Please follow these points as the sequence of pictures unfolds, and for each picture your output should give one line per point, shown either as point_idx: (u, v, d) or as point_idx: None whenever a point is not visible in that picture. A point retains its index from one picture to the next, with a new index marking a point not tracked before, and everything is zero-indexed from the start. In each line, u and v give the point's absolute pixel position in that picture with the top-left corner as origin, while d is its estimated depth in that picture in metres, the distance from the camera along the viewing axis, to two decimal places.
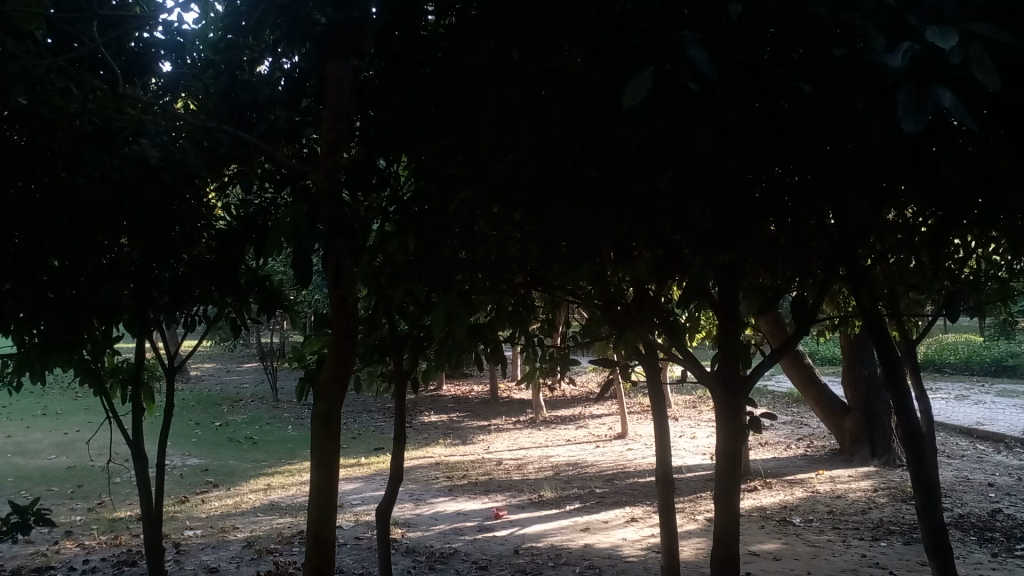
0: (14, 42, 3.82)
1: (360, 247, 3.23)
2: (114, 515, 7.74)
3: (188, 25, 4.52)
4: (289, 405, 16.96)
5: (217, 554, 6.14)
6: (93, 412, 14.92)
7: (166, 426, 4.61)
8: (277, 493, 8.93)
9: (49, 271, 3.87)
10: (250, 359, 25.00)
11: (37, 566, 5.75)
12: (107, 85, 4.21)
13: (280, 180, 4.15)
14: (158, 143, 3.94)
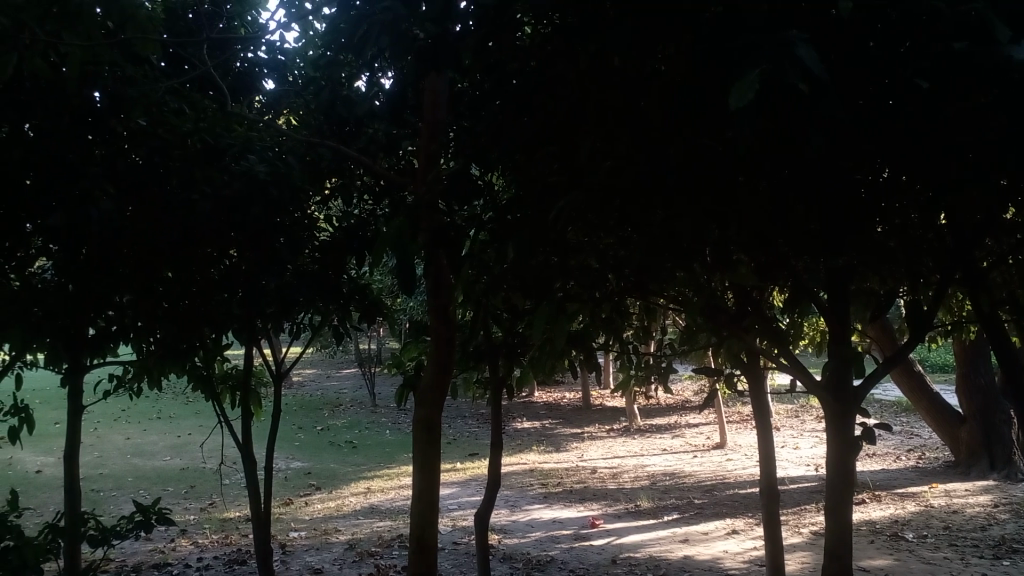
0: (131, 67, 4.07)
1: (458, 256, 3.28)
2: (224, 515, 8.09)
3: (290, 43, 4.68)
4: (387, 410, 17.36)
5: (321, 555, 6.33)
6: (203, 416, 15.66)
7: (273, 430, 4.77)
8: (376, 497, 9.14)
9: (163, 282, 4.07)
10: (349, 366, 25.75)
11: (156, 562, 6.07)
12: (215, 105, 4.41)
13: (378, 192, 4.39)
14: (265, 159, 4.11)
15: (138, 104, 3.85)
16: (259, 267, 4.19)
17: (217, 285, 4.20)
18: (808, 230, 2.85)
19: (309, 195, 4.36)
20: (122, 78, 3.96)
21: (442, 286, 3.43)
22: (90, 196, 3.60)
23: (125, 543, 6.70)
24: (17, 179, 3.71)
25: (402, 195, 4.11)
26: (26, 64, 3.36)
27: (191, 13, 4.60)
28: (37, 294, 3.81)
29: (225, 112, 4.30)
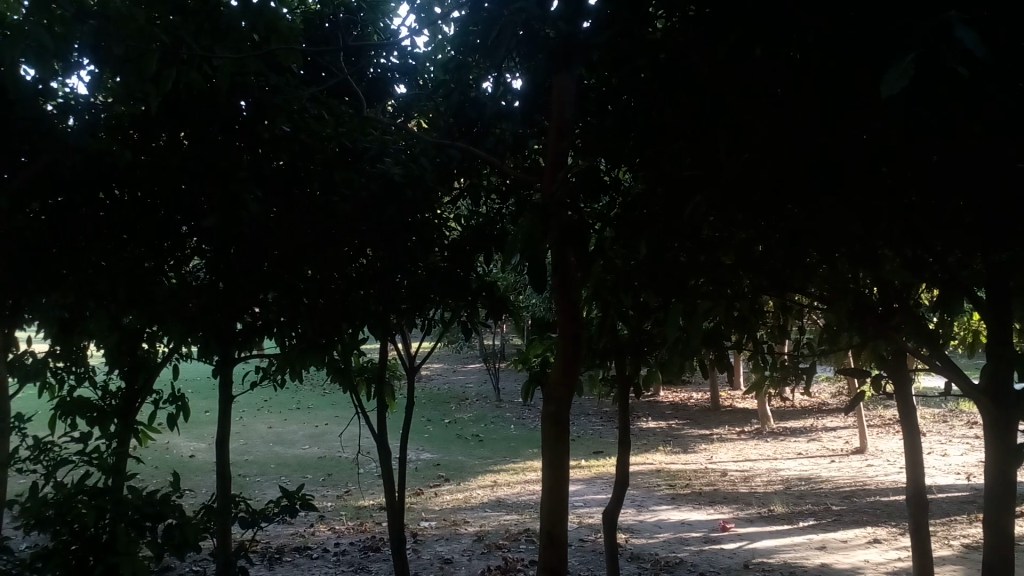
0: (275, 75, 4.32)
1: (587, 254, 3.27)
2: (359, 503, 8.43)
3: (419, 48, 4.82)
4: (512, 406, 17.57)
5: (451, 546, 6.49)
6: (339, 407, 16.37)
7: (407, 423, 4.92)
8: (503, 491, 9.28)
9: (305, 279, 4.28)
10: (474, 361, 26.26)
11: (297, 546, 6.40)
12: (352, 109, 4.62)
13: (505, 191, 4.46)
14: (399, 161, 4.26)
15: (281, 111, 4.08)
16: (393, 265, 4.35)
17: (354, 282, 4.38)
18: (964, 223, 2.67)
19: (439, 194, 4.49)
20: (267, 87, 4.21)
21: (570, 283, 3.43)
22: (241, 199, 3.83)
23: (270, 526, 7.10)
24: (175, 185, 4.02)
25: (530, 194, 4.15)
26: (184, 77, 3.64)
27: (327, 23, 4.82)
28: (193, 291, 4.10)
29: (361, 117, 4.49)
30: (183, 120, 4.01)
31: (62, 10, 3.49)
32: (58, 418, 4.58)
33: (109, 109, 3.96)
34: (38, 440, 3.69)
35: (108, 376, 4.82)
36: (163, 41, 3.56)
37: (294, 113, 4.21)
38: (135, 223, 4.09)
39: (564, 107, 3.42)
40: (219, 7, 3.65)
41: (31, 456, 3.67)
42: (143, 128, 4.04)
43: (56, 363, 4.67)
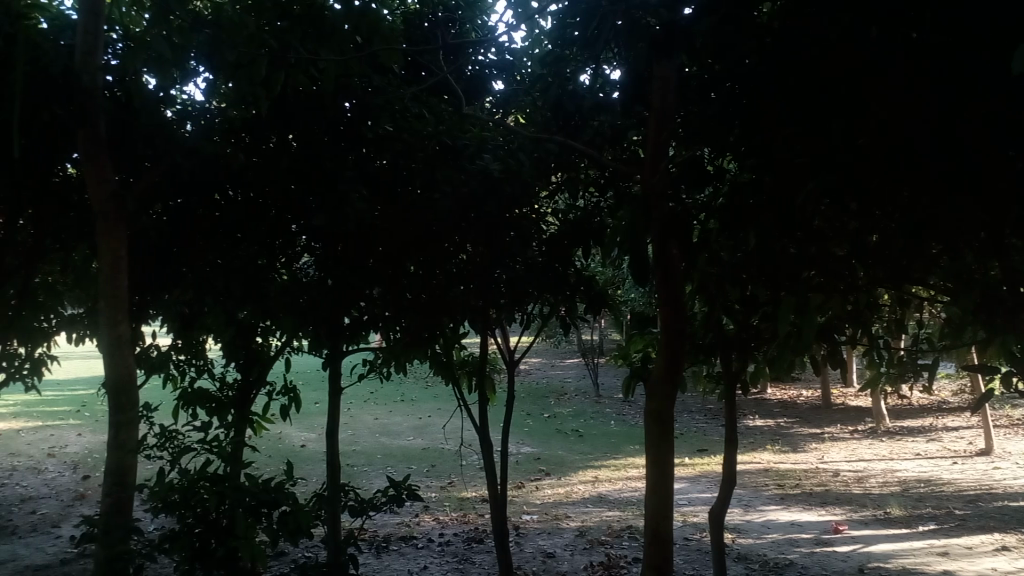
0: (378, 77, 4.43)
1: (690, 247, 3.21)
2: (462, 495, 8.57)
3: (517, 43, 4.84)
4: (613, 401, 17.45)
5: (553, 540, 6.51)
6: (441, 401, 16.66)
7: (508, 418, 4.95)
8: (604, 486, 9.24)
9: (408, 275, 4.35)
10: (573, 356, 26.20)
11: (404, 535, 6.56)
12: (452, 107, 4.69)
13: (604, 183, 4.41)
14: (499, 157, 4.30)
15: (384, 111, 4.18)
16: (493, 260, 4.38)
17: (455, 278, 4.43)
18: None
19: (538, 189, 4.49)
20: (370, 89, 4.32)
21: (673, 276, 3.37)
22: (347, 198, 3.95)
23: (377, 515, 7.29)
24: (285, 185, 4.18)
25: (630, 186, 4.11)
26: (293, 81, 3.80)
27: (426, 22, 4.89)
28: (302, 287, 4.19)
29: (460, 114, 4.55)
30: (293, 123, 4.17)
31: (181, 21, 3.70)
32: (180, 409, 4.84)
33: (222, 114, 4.17)
34: (163, 428, 3.88)
35: (225, 369, 5.06)
36: (273, 46, 3.72)
37: (396, 112, 4.30)
38: (246, 221, 4.29)
39: (666, 96, 3.36)
40: (323, 12, 3.78)
41: (158, 443, 3.87)
42: (254, 131, 4.22)
43: (178, 357, 4.94)
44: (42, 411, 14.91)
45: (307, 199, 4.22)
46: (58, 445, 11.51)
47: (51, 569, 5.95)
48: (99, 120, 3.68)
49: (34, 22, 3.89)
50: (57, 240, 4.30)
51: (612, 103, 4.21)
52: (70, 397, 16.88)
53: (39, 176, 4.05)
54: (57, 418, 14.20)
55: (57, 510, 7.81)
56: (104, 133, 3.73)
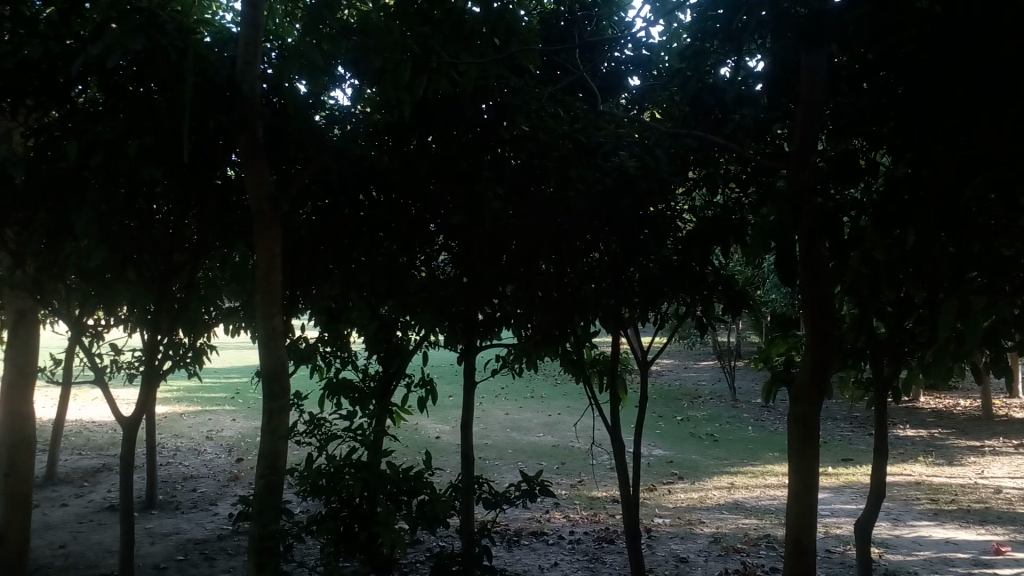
0: (514, 77, 4.51)
1: (838, 245, 3.07)
2: (593, 494, 8.55)
3: (654, 38, 4.78)
4: (749, 405, 16.90)
5: (686, 545, 6.39)
6: (571, 399, 16.70)
7: (642, 418, 4.90)
8: (741, 493, 8.98)
9: (540, 273, 4.39)
10: (708, 358, 25.56)
11: (535, 531, 6.63)
12: (587, 105, 4.69)
13: (744, 180, 4.28)
14: (634, 154, 4.27)
15: (520, 111, 4.25)
16: (627, 258, 4.35)
17: (586, 276, 4.42)
18: None
19: (674, 186, 4.41)
20: (507, 89, 4.40)
21: (819, 276, 3.23)
22: (484, 197, 4.03)
23: (509, 509, 7.41)
24: (425, 186, 4.32)
25: (771, 181, 3.97)
26: (434, 84, 3.93)
27: (562, 21, 4.91)
28: (440, 284, 4.35)
29: (595, 112, 4.54)
30: (432, 125, 4.31)
31: (329, 29, 3.90)
32: (326, 397, 5.10)
33: (367, 118, 4.37)
34: (313, 416, 4.11)
35: (367, 360, 5.28)
36: (415, 52, 3.87)
37: (533, 111, 4.35)
38: (388, 220, 4.47)
39: (813, 88, 3.22)
40: (463, 16, 3.91)
41: (308, 429, 4.10)
42: (397, 133, 4.39)
43: (325, 348, 5.21)
44: (203, 396, 16.11)
45: (445, 198, 4.35)
46: (216, 429, 12.37)
47: (210, 543, 6.43)
48: (256, 127, 3.95)
49: (200, 36, 4.21)
50: (219, 238, 4.64)
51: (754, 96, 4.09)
52: (228, 384, 18.17)
53: (204, 178, 4.39)
54: (215, 403, 15.29)
55: (215, 489, 8.43)
56: (261, 139, 4.00)
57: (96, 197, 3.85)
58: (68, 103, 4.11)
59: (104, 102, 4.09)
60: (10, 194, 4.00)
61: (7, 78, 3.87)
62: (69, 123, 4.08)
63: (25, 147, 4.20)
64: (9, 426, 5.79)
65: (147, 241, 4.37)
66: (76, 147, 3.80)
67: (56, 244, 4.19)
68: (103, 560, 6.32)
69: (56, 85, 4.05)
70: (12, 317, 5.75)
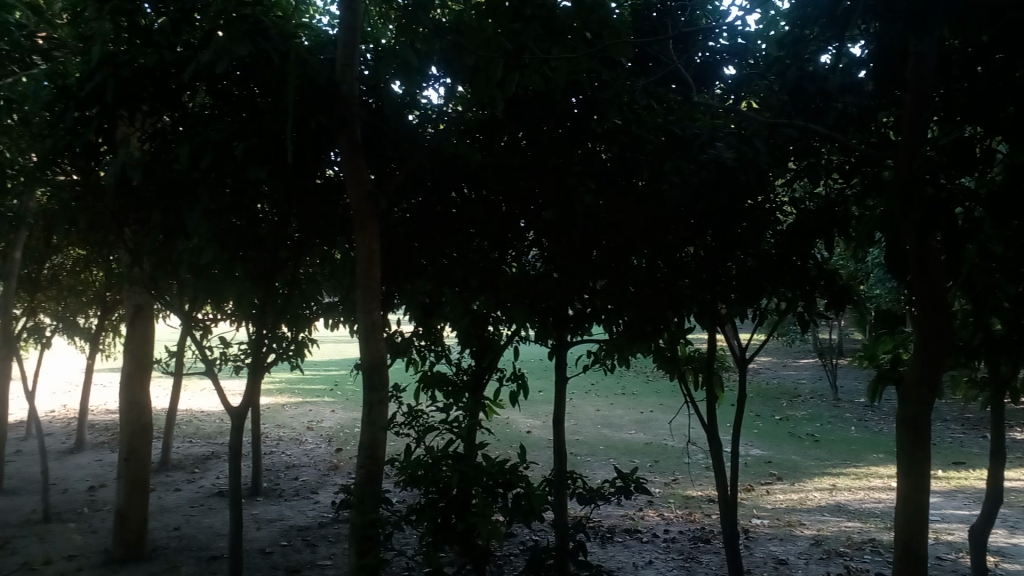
0: (607, 70, 4.48)
1: (951, 238, 2.92)
2: (687, 493, 8.42)
3: (750, 26, 4.66)
4: (851, 405, 16.27)
5: (786, 547, 6.22)
6: (664, 396, 16.48)
7: (739, 416, 4.80)
8: (843, 495, 8.67)
9: (633, 268, 4.36)
10: (808, 356, 24.74)
11: (629, 528, 6.59)
12: (680, 97, 4.61)
13: (847, 170, 4.13)
14: (731, 146, 4.18)
15: (613, 105, 4.22)
16: (722, 252, 4.27)
17: (680, 271, 4.36)
18: None
19: (772, 178, 4.30)
20: (599, 83, 4.38)
21: (929, 271, 3.09)
22: (577, 192, 4.03)
23: (602, 505, 7.38)
24: (517, 182, 4.34)
25: (876, 172, 3.82)
26: (527, 80, 3.95)
27: (655, 12, 4.84)
28: (532, 279, 4.37)
29: (689, 104, 4.47)
30: (524, 121, 4.34)
31: (423, 30, 3.98)
32: (421, 390, 5.21)
33: (460, 116, 4.43)
34: (411, 407, 4.21)
35: (460, 354, 5.35)
36: (507, 49, 3.91)
37: (626, 106, 4.31)
38: (480, 216, 4.52)
39: (922, 74, 3.09)
40: (555, 12, 3.92)
41: (406, 421, 4.20)
42: (489, 130, 4.43)
43: (420, 342, 5.31)
44: (303, 388, 16.71)
45: (537, 194, 4.37)
46: (315, 420, 12.80)
47: (312, 530, 6.66)
48: (355, 127, 4.07)
49: (300, 40, 4.36)
50: (319, 236, 4.80)
51: (857, 84, 3.94)
52: (327, 377, 18.75)
53: (305, 178, 4.54)
54: (315, 395, 15.81)
55: (316, 477, 8.73)
56: (360, 138, 4.13)
57: (207, 197, 4.05)
58: (179, 109, 4.33)
59: (213, 106, 4.29)
60: (128, 195, 4.25)
61: (125, 86, 4.12)
62: (181, 127, 4.30)
63: (141, 152, 4.45)
64: (129, 415, 6.13)
65: (253, 239, 4.56)
66: (189, 150, 4.01)
67: (171, 243, 4.43)
68: (214, 543, 6.64)
69: (169, 92, 4.28)
70: (130, 310, 6.11)
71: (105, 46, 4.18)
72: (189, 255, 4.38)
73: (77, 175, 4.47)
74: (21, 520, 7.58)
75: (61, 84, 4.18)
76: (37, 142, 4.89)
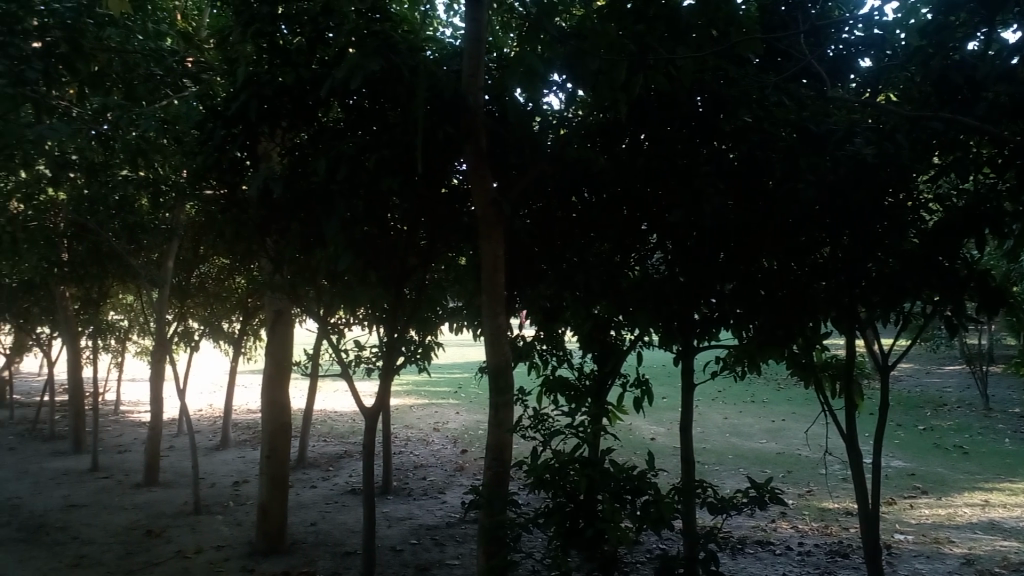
0: (734, 68, 4.37)
1: None
2: (823, 505, 8.06)
3: (888, 14, 4.44)
4: (1005, 415, 15.11)
5: (933, 565, 5.86)
6: (795, 403, 15.86)
7: (880, 426, 4.55)
8: (997, 512, 8.06)
9: (762, 270, 4.21)
10: (954, 363, 23.17)
11: (760, 539, 6.39)
12: (813, 92, 4.44)
13: (1001, 163, 3.85)
14: (870, 141, 3.99)
15: (741, 104, 4.12)
16: (862, 253, 4.06)
17: (815, 273, 4.18)
18: None
19: (916, 173, 4.06)
20: (726, 81, 4.29)
21: None
22: (705, 193, 3.94)
23: (731, 516, 7.19)
24: (642, 185, 4.30)
25: None
26: (652, 81, 3.92)
27: (784, 5, 4.69)
28: (657, 283, 4.32)
29: (823, 99, 4.30)
30: (648, 123, 4.30)
31: (546, 36, 4.01)
32: (543, 394, 5.28)
33: (583, 121, 4.44)
34: (536, 411, 4.23)
35: (583, 359, 5.35)
36: (632, 50, 3.88)
37: (755, 104, 4.19)
38: (603, 221, 4.50)
39: None
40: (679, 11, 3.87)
41: (532, 425, 4.22)
42: (612, 133, 4.41)
43: (542, 346, 5.34)
44: (429, 390, 17.14)
45: (661, 196, 4.31)
46: (441, 422, 13.09)
47: (440, 530, 6.82)
48: (481, 136, 4.16)
49: (427, 52, 4.49)
50: (445, 243, 4.91)
51: (1012, 70, 3.67)
52: (451, 380, 19.14)
53: (432, 187, 4.66)
54: (440, 397, 16.18)
55: (443, 478, 8.94)
56: (485, 146, 4.20)
57: (342, 207, 4.23)
58: (315, 124, 4.56)
59: (346, 120, 4.49)
60: (270, 207, 4.50)
61: (267, 104, 4.38)
62: (317, 141, 4.52)
63: (281, 166, 4.71)
64: (270, 414, 6.47)
65: (383, 246, 4.72)
66: (325, 162, 4.21)
67: (308, 252, 4.66)
68: (348, 539, 6.92)
69: (306, 108, 4.52)
70: (271, 315, 6.42)
71: (248, 66, 4.45)
72: (325, 263, 4.59)
73: (224, 189, 4.76)
74: (175, 511, 8.15)
75: (210, 105, 4.49)
76: (189, 160, 5.26)
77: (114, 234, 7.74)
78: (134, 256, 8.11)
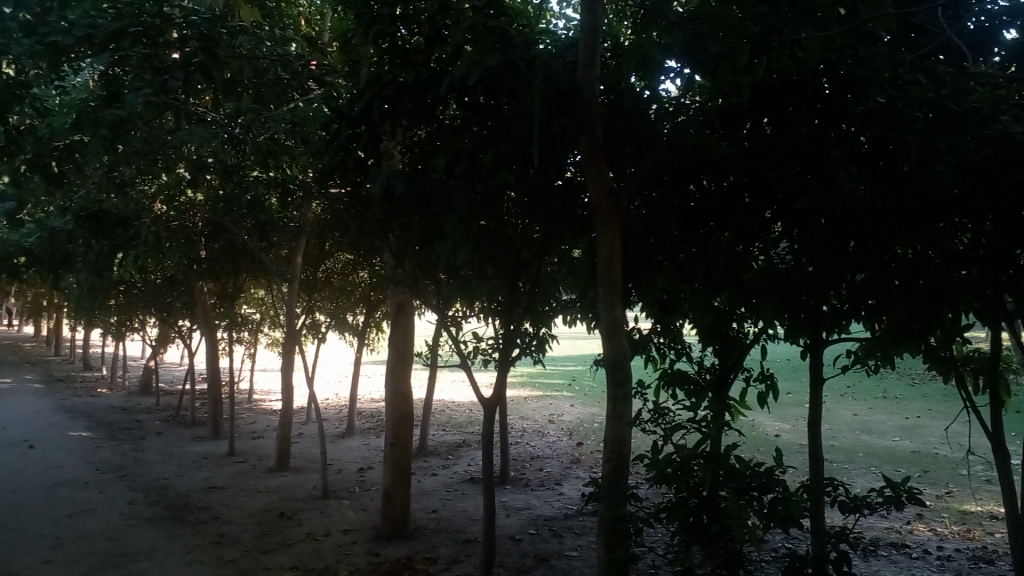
0: (864, 46, 4.17)
1: None
2: (964, 507, 7.59)
3: None
4: None
5: None
6: (930, 399, 14.98)
7: None
8: None
9: (896, 259, 3.99)
10: None
11: (894, 541, 6.08)
12: (951, 68, 4.19)
13: None
14: (1018, 119, 3.72)
15: (872, 84, 3.92)
16: (1009, 239, 3.78)
17: (956, 262, 3.93)
18: None
19: None
20: (855, 62, 4.10)
21: None
22: (834, 178, 3.77)
23: (862, 516, 6.88)
24: (764, 172, 4.15)
25: None
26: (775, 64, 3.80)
27: None
28: (782, 273, 4.17)
29: (962, 76, 4.04)
30: (771, 108, 4.17)
31: (663, 23, 3.95)
32: (662, 388, 5.19)
33: (702, 109, 4.35)
34: (656, 405, 4.17)
35: (703, 352, 5.24)
36: (753, 34, 3.77)
37: (887, 84, 3.99)
38: (723, 210, 4.38)
39: None
40: None
41: (652, 419, 4.17)
42: (732, 119, 4.30)
43: (660, 339, 5.25)
44: (544, 382, 17.24)
45: (785, 183, 4.15)
46: (557, 414, 13.13)
47: (559, 521, 6.85)
48: (597, 127, 4.13)
49: (543, 45, 4.52)
50: (560, 236, 4.91)
51: None
52: (566, 373, 19.16)
53: (548, 180, 4.68)
54: (555, 389, 16.25)
55: (560, 470, 8.97)
56: (602, 137, 4.18)
57: (461, 203, 4.30)
58: (434, 121, 4.67)
59: (464, 116, 4.57)
60: (392, 204, 4.64)
61: (388, 103, 4.51)
62: (436, 137, 4.63)
63: (401, 163, 4.85)
64: (393, 404, 6.67)
65: (501, 240, 4.77)
66: (445, 159, 4.30)
67: (428, 246, 4.77)
68: (469, 527, 7.06)
69: (425, 105, 4.62)
70: (394, 308, 6.61)
71: (370, 68, 4.59)
72: (445, 257, 4.68)
73: (348, 188, 4.92)
74: (306, 496, 8.55)
75: (336, 107, 4.68)
76: (316, 160, 5.48)
77: (248, 232, 8.18)
78: (266, 252, 8.56)
